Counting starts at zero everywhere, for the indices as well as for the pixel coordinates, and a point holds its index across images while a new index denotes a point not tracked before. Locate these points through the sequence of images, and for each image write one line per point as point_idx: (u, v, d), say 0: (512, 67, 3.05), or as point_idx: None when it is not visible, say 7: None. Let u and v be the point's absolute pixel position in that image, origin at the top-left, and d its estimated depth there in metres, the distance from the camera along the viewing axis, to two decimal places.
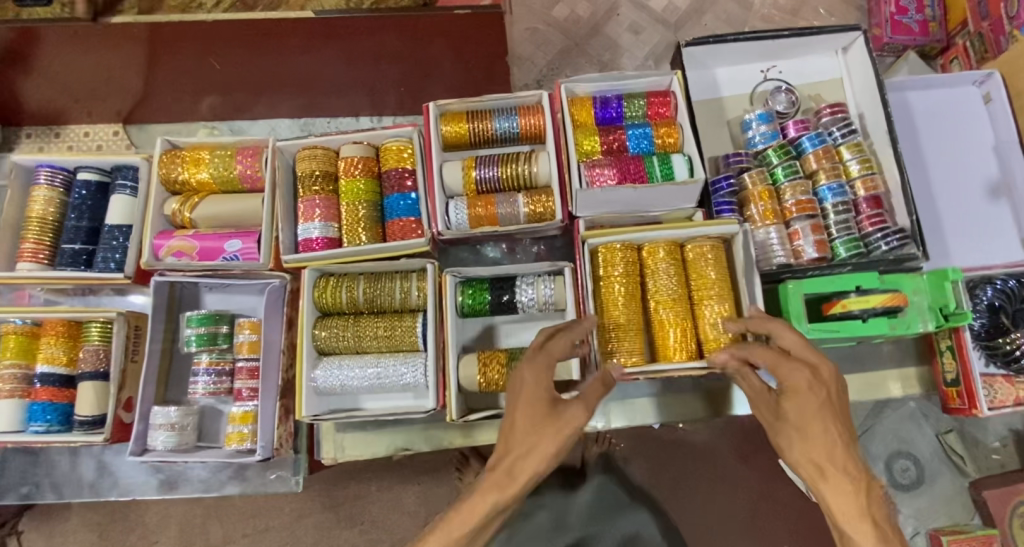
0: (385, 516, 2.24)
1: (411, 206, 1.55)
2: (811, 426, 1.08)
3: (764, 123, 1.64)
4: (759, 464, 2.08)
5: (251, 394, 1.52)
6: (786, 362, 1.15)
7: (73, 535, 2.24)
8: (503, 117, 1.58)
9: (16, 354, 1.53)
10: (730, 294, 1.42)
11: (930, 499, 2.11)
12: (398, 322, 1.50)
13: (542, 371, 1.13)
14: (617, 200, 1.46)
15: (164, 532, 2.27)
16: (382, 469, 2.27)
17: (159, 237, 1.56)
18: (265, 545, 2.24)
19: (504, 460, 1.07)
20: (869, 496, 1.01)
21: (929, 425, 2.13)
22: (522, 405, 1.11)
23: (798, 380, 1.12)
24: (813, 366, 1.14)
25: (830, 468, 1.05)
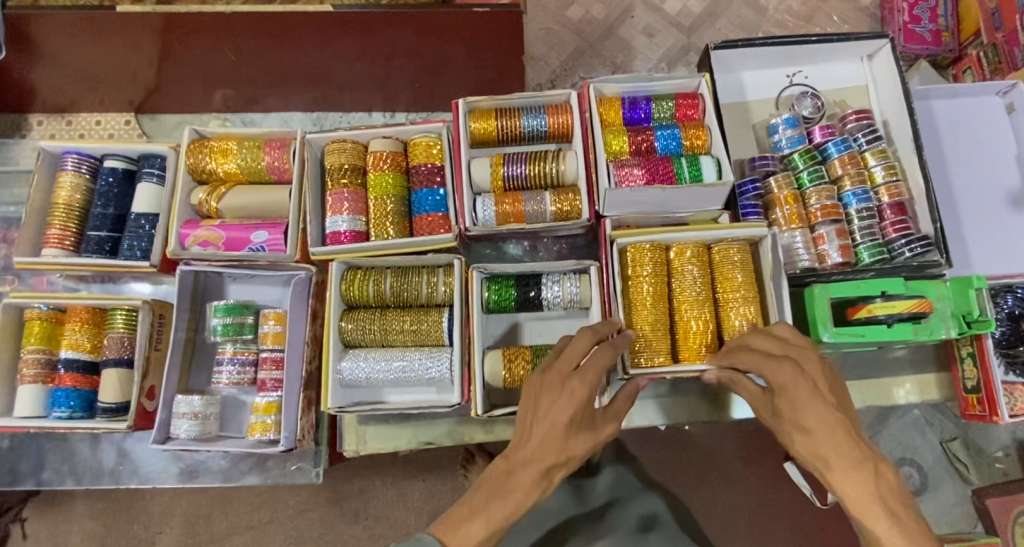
0: (389, 511, 2.26)
1: (439, 202, 1.56)
2: (806, 420, 1.03)
3: (790, 127, 1.64)
4: (760, 469, 2.25)
5: (275, 385, 1.53)
6: (771, 362, 1.12)
7: (78, 524, 2.25)
8: (531, 115, 1.58)
9: (40, 340, 1.53)
10: (758, 299, 1.43)
11: (931, 507, 2.15)
12: (424, 316, 1.50)
13: (594, 387, 1.12)
14: (646, 200, 1.47)
15: (169, 523, 2.28)
16: (386, 464, 2.29)
17: (187, 225, 1.55)
18: (270, 539, 2.25)
19: (544, 464, 1.08)
20: (879, 481, 0.96)
21: (933, 434, 2.17)
22: (568, 415, 1.10)
23: (782, 377, 1.09)
24: (794, 364, 1.10)
25: (833, 460, 1.00)
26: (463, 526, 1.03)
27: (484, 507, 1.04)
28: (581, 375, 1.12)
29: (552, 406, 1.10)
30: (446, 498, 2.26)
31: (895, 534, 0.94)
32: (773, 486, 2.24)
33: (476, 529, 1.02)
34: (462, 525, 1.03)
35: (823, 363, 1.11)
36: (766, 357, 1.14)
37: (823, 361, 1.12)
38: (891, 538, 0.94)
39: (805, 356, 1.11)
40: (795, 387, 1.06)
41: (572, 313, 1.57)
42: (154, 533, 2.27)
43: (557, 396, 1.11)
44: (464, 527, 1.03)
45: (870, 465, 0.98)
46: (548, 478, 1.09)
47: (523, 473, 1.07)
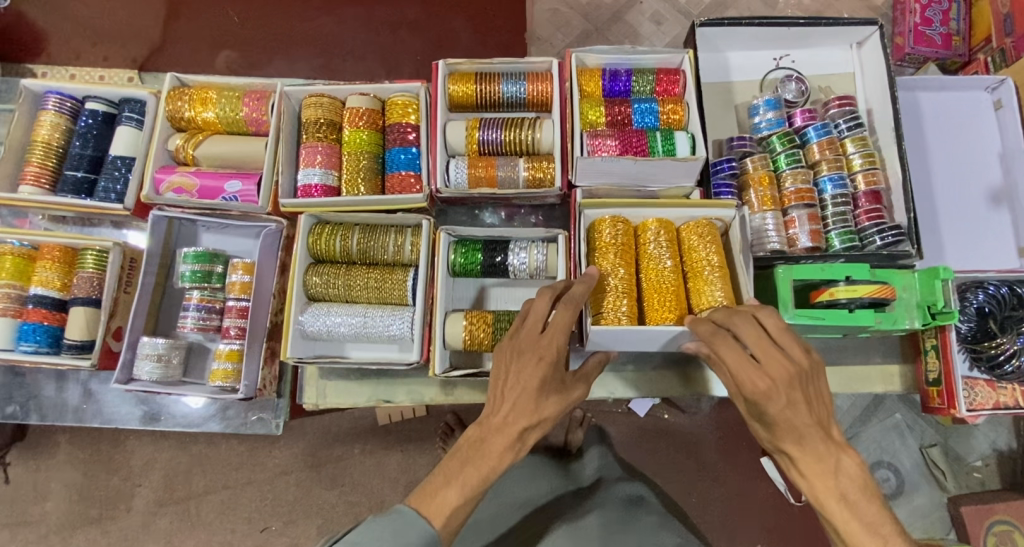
0: (366, 480, 2.29)
1: (411, 161, 1.57)
2: (775, 423, 1.00)
3: (771, 109, 1.63)
4: (739, 463, 2.27)
5: (239, 333, 1.54)
6: (745, 368, 1.01)
7: (60, 471, 2.29)
8: (511, 81, 1.58)
9: (12, 274, 1.54)
10: (727, 273, 1.36)
11: (909, 511, 2.21)
12: (389, 274, 1.51)
13: (559, 352, 1.11)
14: (617, 171, 1.45)
15: (148, 477, 2.31)
16: (365, 433, 2.31)
17: (160, 172, 1.56)
18: (246, 498, 2.28)
19: (518, 427, 1.06)
20: (840, 476, 0.96)
21: (914, 438, 2.25)
22: (540, 378, 1.09)
23: (756, 389, 1.00)
24: (770, 370, 1.00)
25: (798, 458, 0.99)
26: (441, 493, 0.99)
27: (460, 472, 1.01)
28: (550, 341, 1.11)
29: (523, 371, 1.09)
30: (422, 469, 2.29)
31: (853, 525, 0.93)
32: (748, 479, 2.25)
33: (452, 495, 0.99)
34: (438, 493, 0.99)
35: (804, 368, 1.00)
36: (746, 357, 1.02)
37: (806, 360, 1.01)
38: (848, 527, 0.94)
39: (783, 363, 1.00)
40: (767, 400, 0.99)
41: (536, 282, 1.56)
42: (133, 486, 2.30)
43: (526, 361, 1.10)
44: (440, 494, 0.99)
45: (832, 459, 0.97)
46: (522, 440, 1.07)
47: (497, 436, 1.04)
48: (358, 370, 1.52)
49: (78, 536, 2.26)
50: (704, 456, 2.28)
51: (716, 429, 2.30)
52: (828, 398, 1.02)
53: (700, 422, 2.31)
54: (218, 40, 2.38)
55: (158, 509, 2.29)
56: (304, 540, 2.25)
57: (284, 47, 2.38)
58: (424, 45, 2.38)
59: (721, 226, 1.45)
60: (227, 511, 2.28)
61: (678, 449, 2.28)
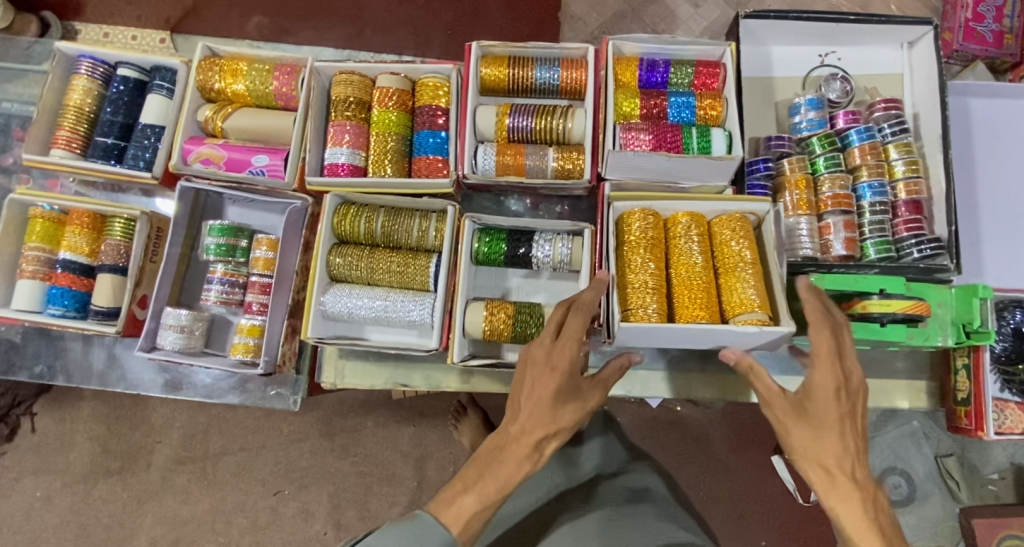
0: (378, 451, 2.32)
1: (439, 145, 1.54)
2: (828, 432, 1.06)
3: (813, 109, 1.57)
4: (751, 460, 2.25)
5: (261, 309, 1.55)
6: (828, 364, 1.10)
7: (83, 423, 2.36)
8: (545, 67, 1.54)
9: (42, 238, 1.57)
10: (760, 269, 1.30)
11: (918, 519, 2.21)
12: (411, 259, 1.50)
13: (575, 359, 1.10)
14: (649, 167, 1.41)
15: (168, 434, 2.36)
16: (378, 406, 2.34)
17: (190, 142, 1.57)
18: (261, 462, 2.33)
19: (536, 437, 1.05)
20: (874, 502, 1.01)
21: (929, 446, 2.22)
22: (557, 387, 1.08)
23: (826, 383, 1.09)
24: (847, 376, 1.10)
25: (839, 479, 1.03)
26: (458, 501, 1.00)
27: (478, 481, 1.02)
28: (568, 349, 1.10)
29: (537, 381, 1.09)
30: (433, 445, 2.31)
31: None
32: (759, 476, 2.24)
33: (470, 502, 1.00)
34: (456, 500, 1.00)
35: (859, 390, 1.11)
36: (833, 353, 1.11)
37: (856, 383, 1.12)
38: None
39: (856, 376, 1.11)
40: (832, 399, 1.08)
41: (556, 274, 1.54)
42: (153, 442, 2.36)
43: (542, 371, 1.10)
44: (457, 501, 1.00)
45: (861, 480, 1.03)
46: (539, 450, 1.06)
47: (516, 445, 1.04)
48: (378, 353, 1.52)
49: (101, 487, 2.34)
50: (714, 450, 2.27)
51: (730, 423, 2.28)
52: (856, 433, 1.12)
53: (713, 416, 2.29)
54: (249, 5, 2.35)
55: (177, 467, 2.35)
56: (316, 506, 2.31)
57: (313, 14, 2.34)
58: (454, 18, 2.33)
59: (754, 221, 1.38)
60: (242, 473, 2.34)
61: (690, 441, 2.27)
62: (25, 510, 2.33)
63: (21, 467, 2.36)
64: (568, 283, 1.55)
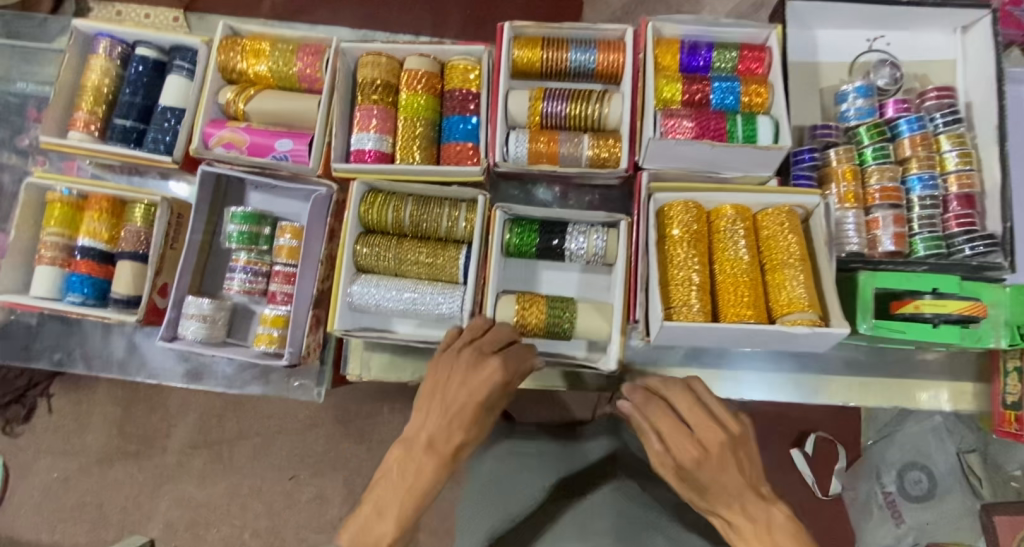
0: (394, 438, 2.29)
1: (469, 131, 1.48)
2: (707, 486, 1.11)
3: (862, 97, 1.49)
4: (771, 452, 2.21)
5: (285, 299, 1.50)
6: (677, 431, 1.13)
7: (99, 406, 2.35)
8: (580, 49, 1.47)
9: (60, 223, 1.52)
10: (809, 265, 1.25)
11: (937, 515, 2.09)
12: (441, 250, 1.45)
13: (512, 364, 1.21)
14: (690, 156, 1.35)
15: (183, 418, 2.35)
16: (394, 393, 2.30)
17: (211, 125, 1.51)
18: (276, 447, 2.31)
19: (450, 443, 1.17)
20: (773, 530, 1.08)
21: (951, 441, 2.08)
22: (486, 389, 1.18)
23: (684, 452, 1.11)
24: (703, 437, 1.11)
25: (735, 520, 1.11)
26: (376, 526, 1.12)
27: (391, 507, 1.14)
28: (502, 356, 1.22)
29: (468, 389, 1.19)
30: None
31: None
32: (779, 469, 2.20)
33: (387, 528, 1.12)
34: (374, 527, 1.12)
35: (736, 438, 1.12)
36: (691, 411, 1.14)
37: (736, 430, 1.13)
38: None
39: (717, 432, 1.11)
40: (697, 465, 1.10)
41: (588, 268, 1.49)
42: (169, 426, 2.34)
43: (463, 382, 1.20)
44: (375, 528, 1.12)
45: (765, 514, 1.09)
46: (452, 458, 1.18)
47: (423, 464, 1.16)
48: (405, 346, 1.47)
49: (116, 469, 2.33)
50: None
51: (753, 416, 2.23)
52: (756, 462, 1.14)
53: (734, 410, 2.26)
54: None
55: (192, 450, 2.33)
56: (331, 492, 2.29)
57: None
58: None
59: (801, 214, 1.32)
60: (258, 457, 2.32)
61: None
62: (43, 491, 2.33)
63: (37, 448, 2.35)
64: (601, 276, 1.50)
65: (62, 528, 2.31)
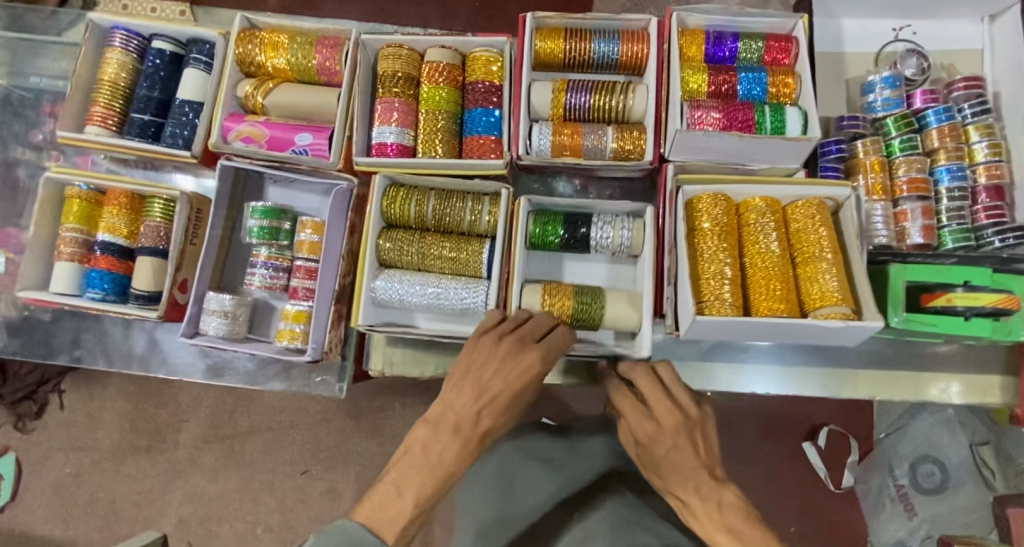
0: (406, 432, 2.29)
1: (492, 124, 1.45)
2: (662, 464, 1.12)
3: (889, 87, 1.46)
4: (784, 445, 2.20)
5: (307, 294, 1.50)
6: (636, 412, 1.16)
7: (111, 402, 2.34)
8: (603, 39, 1.45)
9: (79, 219, 1.51)
10: (841, 258, 1.23)
11: (950, 507, 2.10)
12: (464, 244, 1.43)
13: (549, 362, 1.21)
14: (717, 148, 1.34)
15: (195, 413, 2.34)
16: (406, 387, 2.30)
17: (230, 119, 1.50)
18: (288, 442, 2.31)
19: (478, 428, 1.14)
20: (723, 510, 1.05)
21: (964, 434, 2.12)
22: (521, 383, 1.18)
23: (643, 432, 1.14)
24: (659, 417, 1.14)
25: (688, 502, 1.09)
26: (391, 505, 1.04)
27: (412, 483, 1.06)
28: (543, 348, 1.21)
29: (507, 376, 1.17)
30: None
31: None
32: (792, 461, 2.19)
33: (405, 507, 1.04)
34: (389, 504, 1.04)
35: (691, 417, 1.14)
36: (653, 391, 1.18)
37: (693, 411, 1.15)
38: None
39: (672, 411, 1.13)
40: (652, 442, 1.13)
41: (615, 260, 1.48)
42: (180, 421, 2.34)
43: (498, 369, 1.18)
44: (392, 506, 1.04)
45: (715, 495, 1.07)
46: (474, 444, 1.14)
47: (446, 441, 1.11)
48: (427, 341, 1.46)
49: (129, 464, 2.33)
50: (748, 437, 2.21)
51: (766, 410, 2.22)
52: (714, 444, 1.14)
53: (745, 404, 2.22)
54: None
55: (204, 445, 2.33)
56: (343, 486, 2.28)
57: None
58: None
59: (831, 206, 1.31)
60: (270, 452, 2.31)
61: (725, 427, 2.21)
62: (55, 486, 2.33)
63: (50, 444, 2.35)
64: (627, 267, 1.49)
65: (75, 523, 2.30)
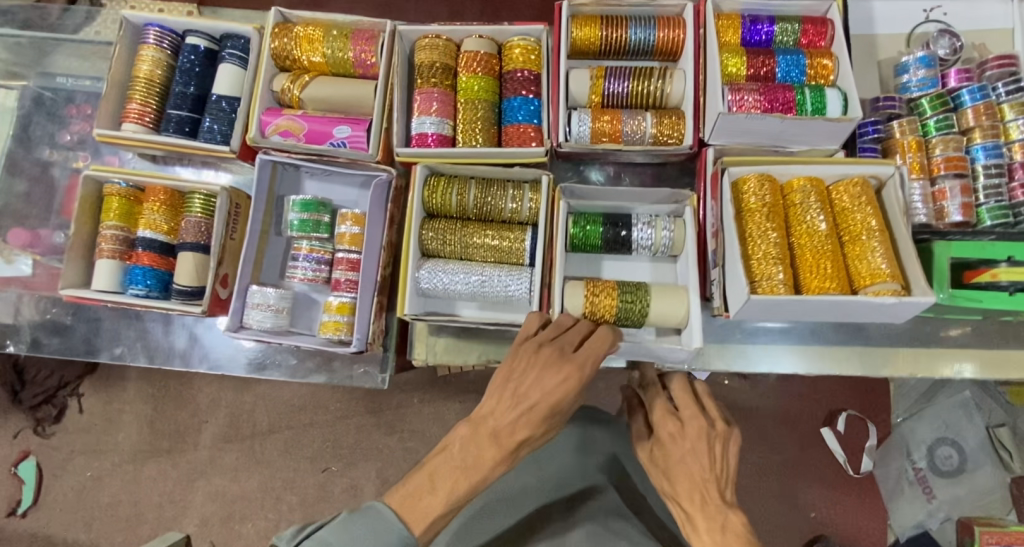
0: (425, 427, 2.29)
1: (532, 113, 1.46)
2: (675, 469, 1.14)
3: (924, 67, 1.48)
4: (801, 432, 2.20)
5: (349, 286, 1.51)
6: (664, 413, 1.20)
7: (130, 404, 2.35)
8: (639, 26, 1.46)
9: (119, 216, 1.51)
10: (887, 236, 1.24)
11: (968, 489, 2.15)
12: (506, 232, 1.45)
13: (590, 371, 1.19)
14: (759, 131, 1.34)
15: (214, 414, 2.35)
16: (424, 383, 2.31)
17: (267, 113, 1.50)
18: (309, 440, 2.31)
19: (515, 436, 1.13)
20: (726, 531, 1.05)
21: (981, 417, 2.17)
22: (559, 392, 1.15)
23: (666, 433, 1.18)
24: (685, 420, 1.17)
25: (692, 514, 1.09)
26: (424, 500, 1.04)
27: (448, 482, 1.07)
28: (583, 356, 1.19)
29: (544, 383, 1.16)
30: None
31: None
32: (808, 448, 2.18)
33: (436, 504, 1.04)
34: (421, 499, 1.04)
35: (715, 429, 1.16)
36: (685, 398, 1.20)
37: (718, 423, 1.17)
38: None
39: (699, 419, 1.16)
40: (672, 445, 1.16)
41: (657, 258, 1.49)
42: (200, 422, 2.34)
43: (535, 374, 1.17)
44: (423, 501, 1.04)
45: (720, 517, 1.07)
46: (514, 454, 1.14)
47: (488, 444, 1.11)
48: (471, 329, 1.47)
49: (150, 466, 2.32)
50: (768, 425, 2.20)
51: (786, 397, 2.22)
52: (732, 464, 1.15)
53: (766, 389, 2.22)
54: None
55: (224, 445, 2.33)
56: (364, 482, 2.27)
57: None
58: None
59: (875, 185, 1.32)
60: (290, 451, 2.31)
61: (742, 415, 2.20)
62: (77, 490, 2.32)
63: (70, 448, 2.35)
64: (668, 265, 1.50)
65: (97, 526, 2.29)
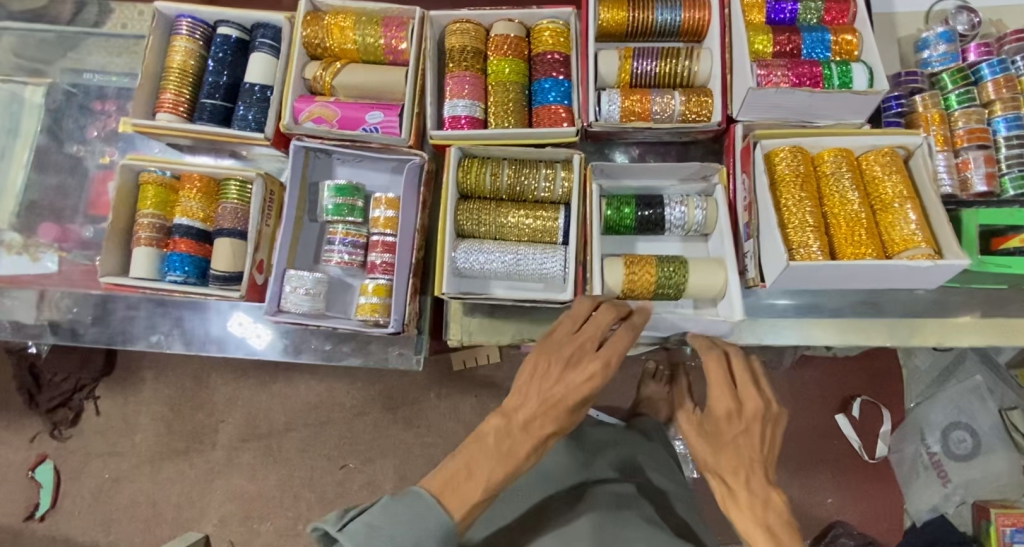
0: (442, 421, 2.31)
1: (562, 94, 1.49)
2: (723, 443, 1.09)
3: (944, 42, 1.51)
4: (817, 418, 2.21)
5: (385, 269, 1.53)
6: (721, 387, 1.13)
7: (148, 406, 2.36)
8: (666, 8, 1.49)
9: (156, 205, 1.53)
10: (918, 203, 1.27)
11: (983, 472, 2.17)
12: (539, 211, 1.47)
13: (614, 370, 1.11)
14: (787, 105, 1.37)
15: (231, 414, 2.35)
16: (440, 378, 2.32)
17: (301, 101, 1.52)
18: (326, 437, 2.32)
19: (544, 430, 1.06)
20: (768, 508, 1.01)
21: (993, 401, 2.20)
22: (585, 392, 1.08)
23: (721, 408, 1.12)
24: (743, 400, 1.11)
25: (733, 486, 1.05)
26: (463, 485, 0.99)
27: (484, 466, 1.01)
28: (606, 355, 1.10)
29: (569, 383, 1.08)
30: None
31: None
32: (825, 437, 2.20)
33: (475, 490, 0.99)
34: (460, 485, 0.99)
35: (771, 410, 1.10)
36: (745, 375, 1.13)
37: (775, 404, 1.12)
38: None
39: (758, 399, 1.10)
40: (726, 422, 1.10)
41: (687, 238, 1.52)
42: (218, 421, 2.35)
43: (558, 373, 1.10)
44: (462, 486, 0.99)
45: (763, 494, 1.03)
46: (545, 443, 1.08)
47: (520, 435, 1.05)
48: (505, 307, 1.48)
49: (167, 467, 2.32)
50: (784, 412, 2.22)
51: (802, 383, 2.23)
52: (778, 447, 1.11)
53: (780, 378, 2.23)
54: None
55: (242, 444, 2.33)
56: (382, 478, 2.28)
57: None
58: None
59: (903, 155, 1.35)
60: (308, 449, 2.32)
61: None
62: (94, 492, 2.31)
63: (86, 451, 2.34)
64: (699, 244, 1.53)
65: (116, 528, 2.28)
